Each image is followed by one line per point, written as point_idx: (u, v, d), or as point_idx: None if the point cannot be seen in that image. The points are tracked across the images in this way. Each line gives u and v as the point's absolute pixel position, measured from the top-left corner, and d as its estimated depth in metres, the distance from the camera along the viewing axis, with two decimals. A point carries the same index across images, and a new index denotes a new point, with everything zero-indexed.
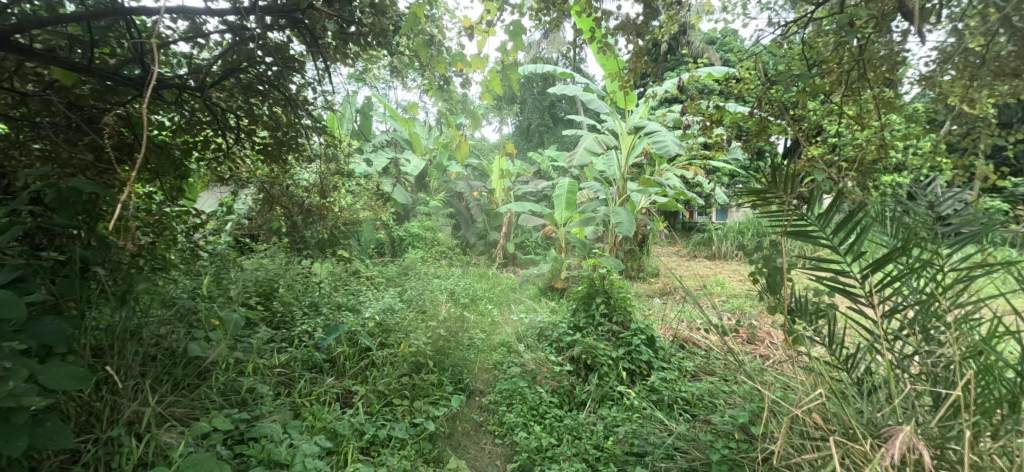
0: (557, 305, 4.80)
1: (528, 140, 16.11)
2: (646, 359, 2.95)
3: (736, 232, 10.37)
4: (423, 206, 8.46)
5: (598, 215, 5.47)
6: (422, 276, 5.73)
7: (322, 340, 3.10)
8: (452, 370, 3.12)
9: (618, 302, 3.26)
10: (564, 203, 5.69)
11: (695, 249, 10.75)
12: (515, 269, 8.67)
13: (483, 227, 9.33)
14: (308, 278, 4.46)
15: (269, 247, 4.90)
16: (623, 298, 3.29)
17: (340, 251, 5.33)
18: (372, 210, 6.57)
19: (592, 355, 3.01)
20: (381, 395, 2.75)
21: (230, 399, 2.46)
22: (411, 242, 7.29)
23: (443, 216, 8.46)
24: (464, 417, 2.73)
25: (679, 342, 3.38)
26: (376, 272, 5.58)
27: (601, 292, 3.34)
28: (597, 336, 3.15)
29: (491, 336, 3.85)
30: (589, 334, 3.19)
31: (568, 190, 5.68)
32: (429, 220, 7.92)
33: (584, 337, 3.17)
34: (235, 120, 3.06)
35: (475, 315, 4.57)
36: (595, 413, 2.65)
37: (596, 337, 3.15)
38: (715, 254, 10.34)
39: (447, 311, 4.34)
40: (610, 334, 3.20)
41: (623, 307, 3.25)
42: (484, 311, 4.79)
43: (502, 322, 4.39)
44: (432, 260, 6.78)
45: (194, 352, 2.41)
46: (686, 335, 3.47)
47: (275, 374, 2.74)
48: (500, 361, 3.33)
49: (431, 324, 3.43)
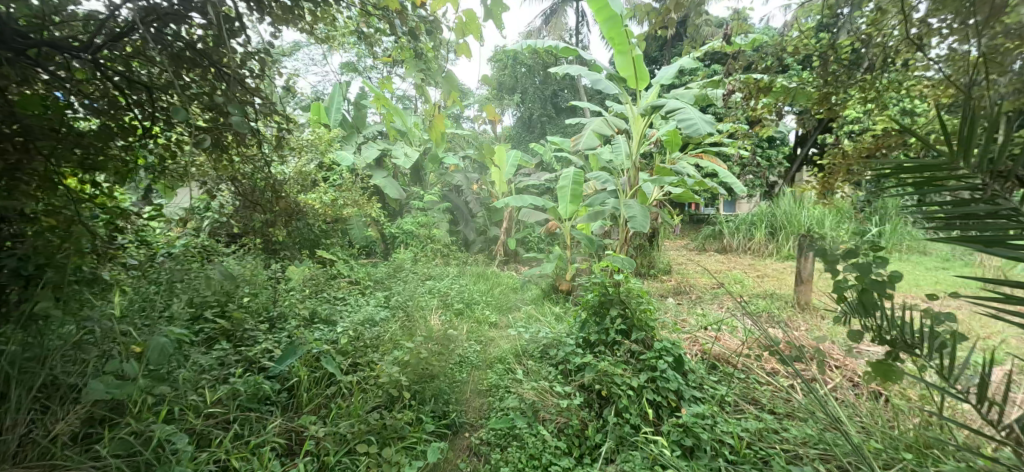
0: (563, 311, 4.28)
1: (529, 132, 15.56)
2: (675, 389, 2.40)
3: (749, 224, 9.76)
4: (417, 201, 7.91)
5: (606, 207, 4.84)
6: (411, 279, 5.21)
7: (277, 366, 2.57)
8: (434, 401, 2.59)
9: (636, 315, 2.74)
10: (569, 196, 5.12)
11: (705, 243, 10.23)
12: (516, 267, 8.15)
13: (483, 222, 8.81)
14: (280, 284, 3.93)
15: (240, 249, 4.38)
16: (643, 310, 2.76)
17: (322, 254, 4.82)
18: (359, 206, 6.04)
19: (607, 384, 2.46)
20: (342, 440, 2.20)
21: (135, 458, 1.90)
22: (405, 240, 6.77)
23: (439, 211, 7.92)
24: (446, 468, 2.20)
25: (710, 360, 2.84)
26: (361, 275, 5.05)
27: (617, 302, 2.81)
28: (613, 358, 2.62)
29: (487, 352, 3.34)
30: (603, 356, 2.65)
31: (574, 181, 5.10)
32: (425, 216, 7.38)
33: (596, 360, 2.63)
34: (169, 101, 2.53)
35: (469, 324, 4.05)
36: (613, 465, 2.11)
37: (612, 359, 2.61)
38: (726, 248, 9.79)
39: (437, 320, 3.83)
40: (627, 355, 2.66)
41: (644, 321, 2.71)
42: (481, 318, 4.27)
43: (499, 334, 3.86)
44: (426, 259, 6.26)
45: (88, 394, 1.87)
46: (717, 350, 2.94)
47: (209, 415, 2.20)
48: (497, 386, 2.81)
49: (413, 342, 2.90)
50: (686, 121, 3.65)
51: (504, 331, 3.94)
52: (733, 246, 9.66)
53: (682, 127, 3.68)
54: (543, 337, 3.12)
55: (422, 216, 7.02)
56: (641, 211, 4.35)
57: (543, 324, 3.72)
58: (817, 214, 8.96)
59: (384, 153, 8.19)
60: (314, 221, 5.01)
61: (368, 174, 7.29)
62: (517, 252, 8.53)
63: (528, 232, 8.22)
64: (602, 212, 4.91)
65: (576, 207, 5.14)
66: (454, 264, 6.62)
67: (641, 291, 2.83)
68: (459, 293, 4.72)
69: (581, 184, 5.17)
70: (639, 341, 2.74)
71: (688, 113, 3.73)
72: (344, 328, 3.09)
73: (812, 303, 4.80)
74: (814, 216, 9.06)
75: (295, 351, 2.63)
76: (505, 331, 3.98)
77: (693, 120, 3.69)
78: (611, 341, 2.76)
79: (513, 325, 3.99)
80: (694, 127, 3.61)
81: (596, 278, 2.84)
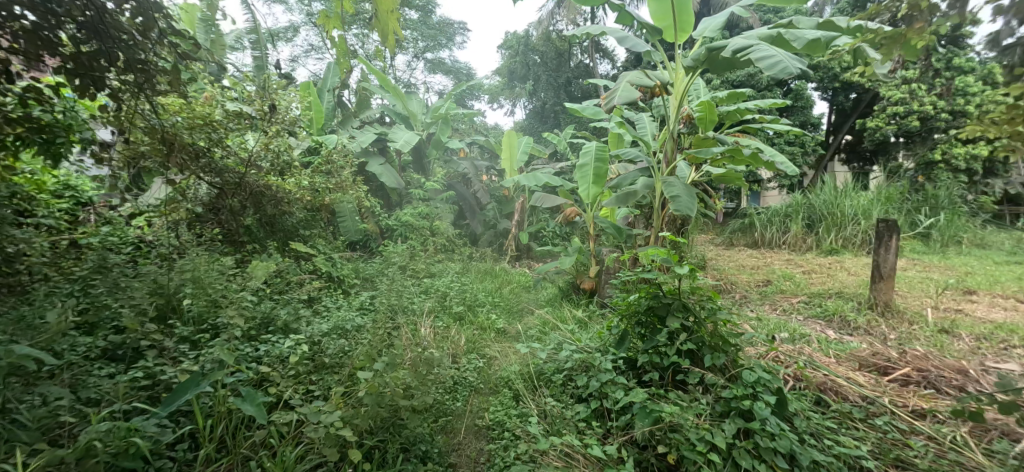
0: (591, 317, 3.47)
1: (541, 121, 14.60)
2: (779, 451, 1.68)
3: (783, 216, 8.70)
4: (418, 189, 7.02)
5: (639, 188, 3.91)
6: (403, 276, 4.41)
7: (166, 407, 1.73)
8: (403, 455, 1.85)
9: (705, 334, 1.95)
10: (592, 175, 4.22)
11: (734, 236, 9.26)
12: (528, 263, 7.32)
13: (492, 215, 7.99)
14: (238, 280, 3.18)
15: (194, 241, 3.64)
16: (719, 322, 1.96)
17: (298, 248, 4.05)
18: (348, 192, 5.25)
19: (676, 445, 1.74)
20: None
21: None
22: (404, 233, 5.93)
23: (443, 201, 7.09)
24: None
25: (818, 390, 2.09)
26: (348, 271, 4.27)
27: (677, 309, 1.99)
28: (681, 404, 1.90)
29: (492, 374, 2.55)
30: (666, 398, 1.93)
31: (597, 158, 4.22)
32: (426, 205, 6.54)
33: (652, 403, 1.89)
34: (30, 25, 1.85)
35: (472, 332, 3.26)
36: None
37: (679, 400, 1.90)
38: (758, 242, 8.81)
39: (428, 329, 3.03)
40: (696, 390, 1.95)
41: (718, 338, 1.93)
42: (485, 323, 3.47)
43: (509, 348, 3.03)
44: (424, 252, 5.46)
45: None
46: (822, 377, 2.17)
47: None
48: (502, 429, 2.05)
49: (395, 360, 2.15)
50: (770, 60, 2.85)
51: (513, 345, 3.11)
52: (765, 239, 8.70)
53: (766, 69, 2.88)
54: (567, 356, 2.30)
55: (423, 206, 6.24)
56: (686, 189, 3.30)
57: (565, 336, 2.89)
58: (863, 204, 8.03)
59: (382, 139, 7.39)
60: (290, 209, 4.24)
61: (363, 160, 6.50)
62: (529, 246, 7.70)
63: (542, 224, 7.38)
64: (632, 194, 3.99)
65: (602, 190, 4.23)
66: (458, 259, 5.78)
67: (710, 291, 2.02)
68: (462, 292, 3.93)
69: (606, 162, 4.26)
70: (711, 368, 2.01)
71: (771, 50, 2.92)
72: (298, 340, 2.32)
73: (892, 305, 3.95)
74: (859, 205, 8.09)
75: (197, 382, 1.79)
76: (513, 343, 3.16)
77: (777, 58, 2.89)
78: (669, 367, 2.07)
79: (526, 336, 3.16)
80: (782, 67, 2.82)
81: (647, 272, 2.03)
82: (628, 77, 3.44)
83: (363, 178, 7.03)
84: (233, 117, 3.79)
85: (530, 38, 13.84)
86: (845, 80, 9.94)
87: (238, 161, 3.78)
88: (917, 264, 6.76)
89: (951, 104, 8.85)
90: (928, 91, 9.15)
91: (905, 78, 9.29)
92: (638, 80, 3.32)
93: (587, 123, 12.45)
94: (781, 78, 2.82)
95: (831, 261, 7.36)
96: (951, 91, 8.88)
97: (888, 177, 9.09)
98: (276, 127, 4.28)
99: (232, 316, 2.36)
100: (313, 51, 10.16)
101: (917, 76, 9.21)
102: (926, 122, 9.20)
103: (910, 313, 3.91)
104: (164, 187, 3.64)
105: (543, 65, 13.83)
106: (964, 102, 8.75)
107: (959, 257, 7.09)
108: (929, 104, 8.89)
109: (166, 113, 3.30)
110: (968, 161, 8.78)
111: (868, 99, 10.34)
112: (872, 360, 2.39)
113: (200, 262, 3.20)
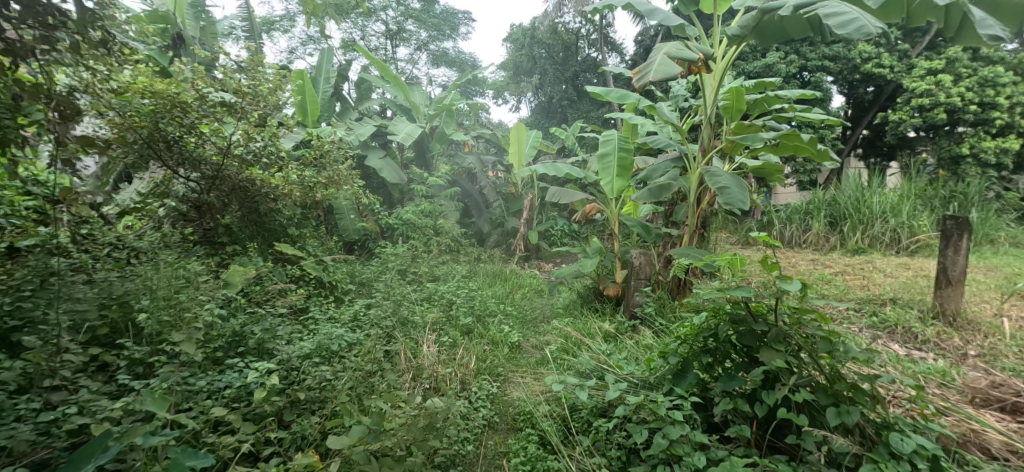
0: (620, 330, 3.02)
1: (549, 116, 14.06)
2: None
3: (803, 214, 8.11)
4: (420, 185, 6.54)
5: (673, 181, 3.41)
6: (402, 281, 3.91)
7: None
8: None
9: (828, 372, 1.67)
10: (616, 166, 3.71)
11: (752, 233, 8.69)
12: (538, 264, 6.83)
13: (500, 213, 7.50)
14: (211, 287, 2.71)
15: (172, 237, 3.22)
16: (836, 362, 1.67)
17: (283, 249, 3.48)
18: (350, 191, 4.80)
19: None
20: None
21: None
22: (405, 233, 5.44)
23: (447, 198, 6.63)
24: None
25: (961, 444, 1.77)
26: (343, 273, 3.80)
27: (777, 343, 1.67)
28: None
29: (518, 411, 2.13)
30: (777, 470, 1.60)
31: (620, 146, 3.71)
32: (429, 202, 6.07)
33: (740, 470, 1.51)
34: None
35: (484, 349, 2.81)
36: None
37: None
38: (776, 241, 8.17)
39: (432, 348, 2.57)
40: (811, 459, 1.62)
41: (843, 385, 1.65)
42: (499, 337, 3.01)
43: (540, 375, 2.49)
44: (428, 254, 4.97)
45: None
46: (966, 424, 1.84)
47: None
48: None
49: (400, 409, 1.76)
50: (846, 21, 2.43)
51: (532, 372, 2.59)
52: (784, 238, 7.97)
53: (840, 30, 2.46)
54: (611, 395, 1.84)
55: (426, 203, 5.75)
56: (736, 179, 2.84)
57: (597, 361, 2.41)
58: (893, 200, 7.31)
59: (383, 132, 6.93)
60: (279, 207, 3.72)
61: (361, 154, 6.05)
62: (539, 246, 7.20)
63: (553, 222, 6.90)
64: (665, 187, 3.49)
65: (628, 184, 3.73)
66: (464, 261, 5.32)
67: (812, 311, 1.69)
68: (472, 299, 3.46)
69: (631, 153, 3.76)
70: (831, 425, 1.69)
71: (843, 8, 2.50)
72: (263, 371, 1.89)
73: (961, 314, 3.47)
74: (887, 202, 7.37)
75: (109, 442, 1.38)
76: (533, 363, 2.71)
77: (853, 18, 2.47)
78: (770, 412, 1.77)
79: (549, 358, 2.65)
80: (861, 27, 2.40)
81: (733, 289, 1.73)
82: (664, 49, 2.97)
83: (363, 174, 6.59)
84: (200, 98, 3.17)
85: (536, 31, 13.33)
86: (865, 72, 9.02)
87: (216, 151, 3.27)
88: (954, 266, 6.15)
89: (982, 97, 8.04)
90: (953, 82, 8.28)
91: (929, 68, 8.44)
92: (678, 54, 2.85)
93: (596, 117, 11.93)
94: (856, 39, 2.39)
95: (859, 261, 6.75)
96: (979, 82, 8.04)
97: (917, 171, 8.50)
98: (257, 114, 3.46)
99: (186, 342, 1.91)
100: (312, 43, 9.62)
101: (942, 66, 8.32)
102: (951, 114, 8.37)
103: (981, 322, 3.43)
104: (143, 183, 3.24)
105: (552, 58, 13.31)
106: (994, 93, 7.94)
107: (999, 257, 6.52)
108: (956, 96, 8.00)
109: (127, 96, 2.84)
110: (999, 155, 8.03)
111: (888, 92, 9.39)
112: (1007, 397, 2.06)
113: (165, 268, 2.72)
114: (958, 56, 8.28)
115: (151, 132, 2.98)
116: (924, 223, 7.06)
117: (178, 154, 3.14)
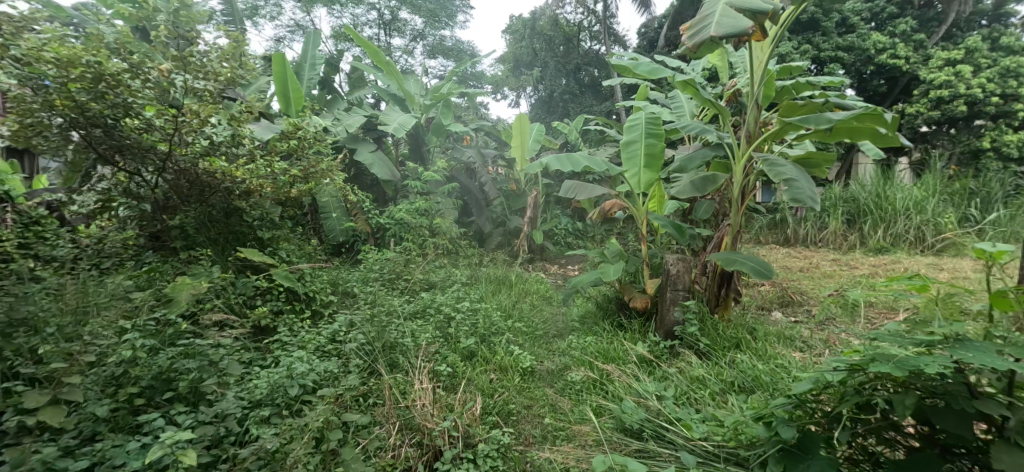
0: (658, 355, 2.50)
1: (550, 111, 13.49)
2: None
3: (818, 213, 6.96)
4: (415, 181, 5.95)
5: (720, 175, 2.87)
6: (391, 292, 3.34)
7: None
8: None
9: None
10: (645, 156, 3.16)
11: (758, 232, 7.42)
12: (544, 266, 6.27)
13: (501, 211, 6.93)
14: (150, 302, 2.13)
15: (117, 244, 2.70)
16: None
17: (248, 256, 2.85)
18: (339, 190, 4.25)
19: None
20: None
21: None
22: (398, 233, 4.86)
23: (445, 195, 6.06)
24: None
25: None
26: (323, 280, 3.24)
27: None
28: None
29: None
30: None
31: (649, 132, 3.18)
32: (425, 198, 5.48)
33: None
34: None
35: (488, 381, 2.24)
36: None
37: None
38: (790, 240, 7.02)
39: (426, 383, 2.03)
40: None
41: None
42: (508, 363, 2.44)
43: (583, 435, 1.90)
44: (423, 257, 4.40)
45: None
46: None
47: None
48: None
49: None
50: None
51: (555, 419, 2.03)
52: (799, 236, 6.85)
53: None
54: None
55: (421, 200, 5.12)
56: (802, 172, 2.41)
57: (647, 412, 1.87)
58: (917, 196, 6.24)
59: (374, 123, 6.35)
60: (247, 206, 3.12)
61: (349, 147, 5.48)
62: (543, 247, 6.65)
63: (559, 221, 6.34)
64: (709, 181, 2.94)
65: (657, 177, 3.19)
66: (465, 266, 4.76)
67: None
68: (475, 314, 2.88)
69: (661, 139, 3.20)
70: None
71: None
72: (179, 443, 1.40)
73: None
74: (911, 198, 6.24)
75: None
76: (554, 400, 2.17)
77: None
78: None
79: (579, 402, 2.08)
80: None
81: (964, 350, 1.31)
82: None
83: (354, 170, 6.02)
84: (139, 69, 2.48)
85: (537, 21, 12.78)
86: (879, 64, 8.06)
87: (162, 138, 2.64)
88: (992, 265, 5.12)
89: (1007, 88, 7.19)
90: (973, 74, 7.47)
91: (948, 58, 7.62)
92: (742, 3, 2.40)
93: (601, 111, 11.35)
94: None
95: (883, 261, 5.75)
96: (1000, 72, 7.26)
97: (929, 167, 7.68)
98: (210, 92, 2.73)
99: (52, 411, 1.41)
100: (300, 31, 8.98)
101: (961, 56, 7.54)
102: (970, 106, 7.47)
103: None
104: (86, 179, 2.73)
105: (552, 50, 12.72)
106: (1018, 84, 7.10)
107: None
108: (977, 87, 7.17)
109: (36, 67, 2.28)
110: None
111: (902, 84, 8.33)
112: None
113: (90, 281, 2.15)
114: (977, 46, 7.57)
115: (78, 114, 2.39)
116: (950, 219, 6.05)
117: (116, 143, 2.51)
